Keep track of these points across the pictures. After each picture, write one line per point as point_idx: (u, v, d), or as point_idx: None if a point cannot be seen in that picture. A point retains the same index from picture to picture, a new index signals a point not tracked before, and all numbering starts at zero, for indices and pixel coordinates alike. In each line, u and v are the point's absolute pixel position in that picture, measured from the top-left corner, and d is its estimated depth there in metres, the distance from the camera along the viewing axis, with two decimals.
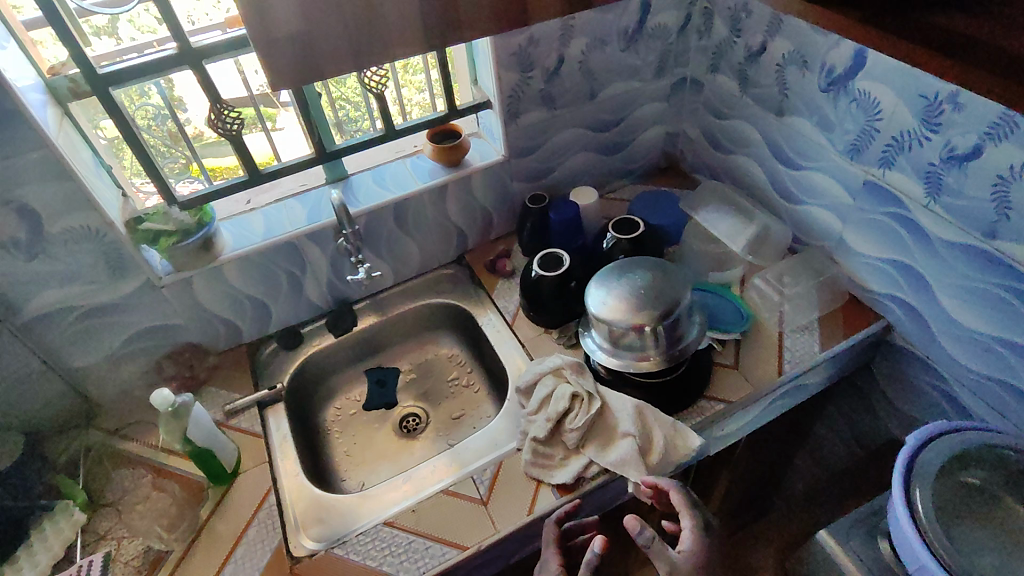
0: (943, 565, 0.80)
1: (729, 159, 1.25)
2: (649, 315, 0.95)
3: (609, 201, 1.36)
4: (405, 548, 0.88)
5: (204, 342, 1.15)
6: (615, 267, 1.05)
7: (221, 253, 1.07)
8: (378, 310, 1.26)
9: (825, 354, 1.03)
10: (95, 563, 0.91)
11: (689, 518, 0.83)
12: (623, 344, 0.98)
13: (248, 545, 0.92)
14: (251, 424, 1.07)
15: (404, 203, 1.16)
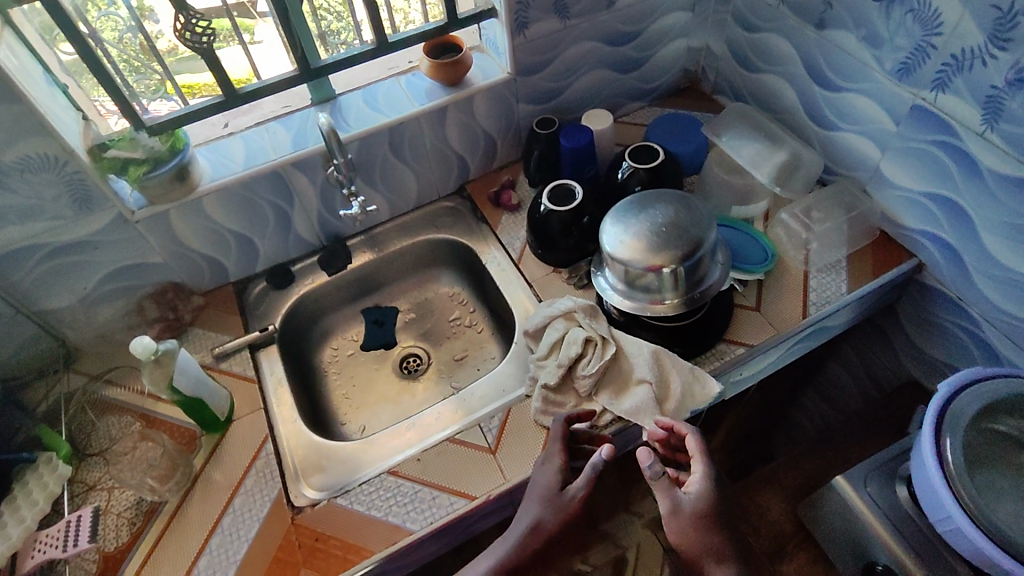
0: (967, 513, 0.78)
1: (757, 79, 1.14)
2: (668, 256, 0.88)
3: (622, 126, 1.25)
4: (411, 499, 0.85)
5: (188, 280, 1.07)
6: (635, 200, 0.96)
7: (198, 184, 0.97)
8: (371, 246, 1.18)
9: (851, 296, 0.97)
10: (84, 518, 0.83)
11: (701, 464, 0.80)
12: (639, 286, 0.92)
13: (246, 495, 0.88)
14: (244, 368, 1.01)
15: (399, 128, 1.05)
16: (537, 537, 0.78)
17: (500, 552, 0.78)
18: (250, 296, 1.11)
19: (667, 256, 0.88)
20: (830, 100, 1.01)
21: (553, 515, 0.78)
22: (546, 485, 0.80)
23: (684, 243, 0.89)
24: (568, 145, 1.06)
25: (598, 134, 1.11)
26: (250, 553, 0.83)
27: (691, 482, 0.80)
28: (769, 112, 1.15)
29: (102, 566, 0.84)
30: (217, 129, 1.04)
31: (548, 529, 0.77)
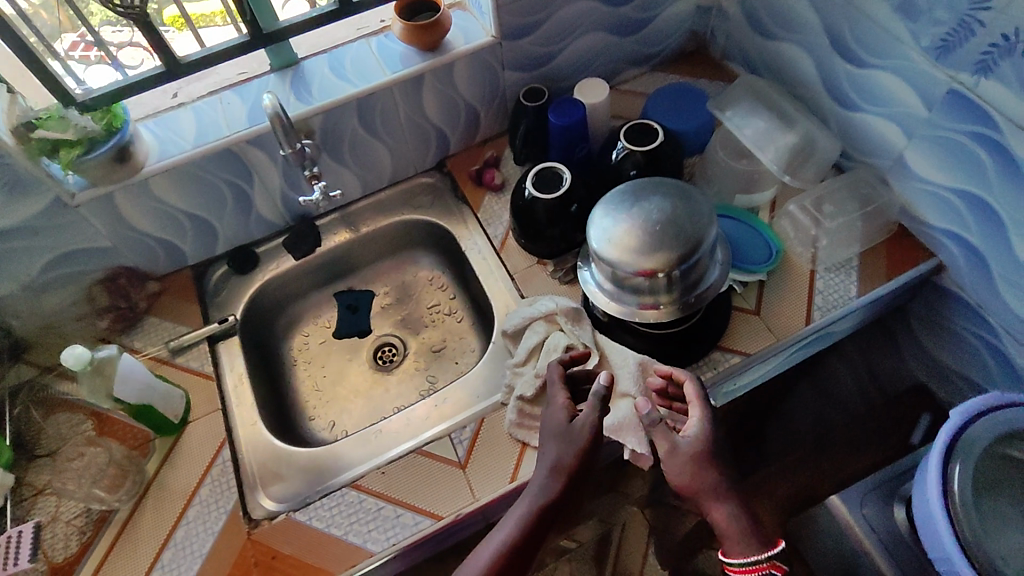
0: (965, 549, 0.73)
1: (773, 47, 1.01)
2: (662, 259, 0.79)
3: (620, 96, 1.13)
4: (374, 516, 0.80)
5: (141, 265, 0.99)
6: (630, 189, 0.86)
7: (143, 164, 0.87)
8: (345, 226, 1.09)
9: (861, 301, 0.88)
10: (26, 534, 0.81)
11: (702, 408, 0.72)
12: (628, 288, 0.83)
13: (201, 506, 0.83)
14: (201, 364, 0.94)
15: (369, 100, 0.93)
16: (563, 475, 0.70)
17: (527, 502, 0.69)
18: (210, 281, 1.03)
19: (660, 259, 0.79)
20: (854, 76, 0.89)
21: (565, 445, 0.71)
22: (554, 421, 0.74)
23: (680, 245, 0.80)
24: (557, 122, 0.95)
25: (590, 109, 0.99)
26: (205, 569, 0.79)
27: (690, 425, 0.72)
28: (784, 84, 1.02)
29: None
30: (164, 101, 0.92)
31: (573, 466, 0.70)
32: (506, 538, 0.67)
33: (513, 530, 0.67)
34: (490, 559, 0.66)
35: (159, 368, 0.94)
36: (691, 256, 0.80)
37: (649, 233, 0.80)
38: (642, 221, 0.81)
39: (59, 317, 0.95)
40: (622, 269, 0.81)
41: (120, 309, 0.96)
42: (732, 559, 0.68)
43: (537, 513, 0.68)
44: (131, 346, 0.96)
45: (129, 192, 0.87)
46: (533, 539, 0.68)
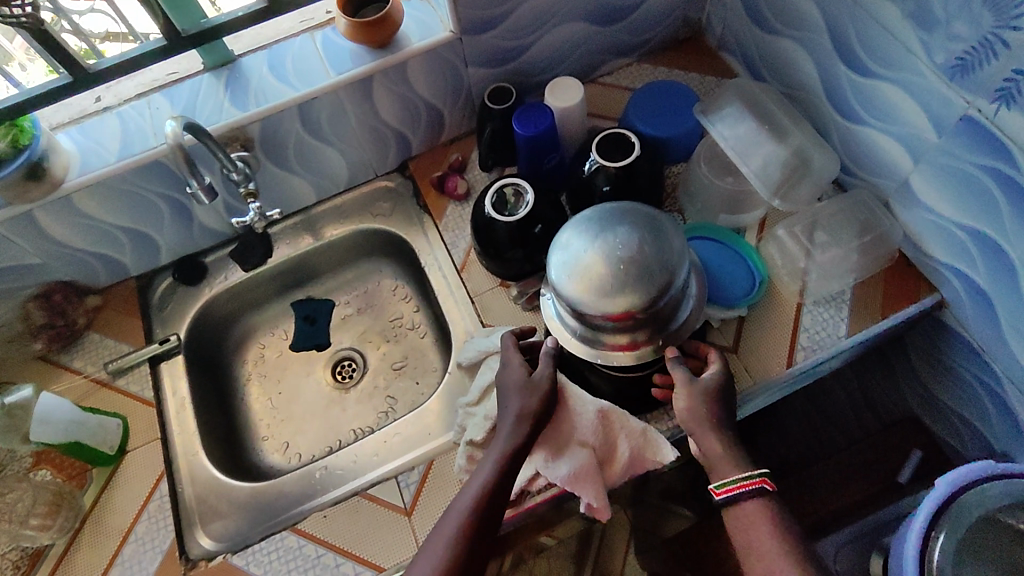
0: None
1: (773, 43, 0.89)
2: (632, 302, 0.70)
3: (602, 91, 1.02)
4: (313, 565, 0.76)
5: (79, 279, 0.93)
6: (595, 214, 0.74)
7: (63, 178, 0.79)
8: (305, 229, 1.02)
9: (851, 341, 0.79)
10: None
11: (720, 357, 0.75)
12: (592, 327, 0.74)
13: (136, 544, 0.79)
14: (141, 388, 0.89)
15: (311, 104, 0.84)
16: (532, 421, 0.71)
17: (498, 450, 0.70)
18: (155, 293, 0.97)
19: (629, 301, 0.69)
20: (857, 85, 0.78)
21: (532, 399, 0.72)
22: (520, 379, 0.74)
23: (652, 285, 0.70)
24: (521, 133, 0.85)
25: (563, 113, 0.89)
26: None
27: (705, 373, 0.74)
28: (783, 85, 0.91)
29: None
30: (87, 105, 0.85)
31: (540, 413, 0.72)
32: (482, 484, 0.67)
33: (489, 476, 0.68)
34: (470, 504, 0.66)
35: (98, 391, 0.89)
36: (665, 296, 0.71)
37: (619, 272, 0.69)
38: (611, 256, 0.70)
39: None
40: (586, 310, 0.71)
41: (57, 327, 0.91)
42: (722, 485, 0.67)
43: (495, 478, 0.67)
44: (71, 365, 0.91)
45: (49, 208, 0.80)
46: (510, 482, 0.68)
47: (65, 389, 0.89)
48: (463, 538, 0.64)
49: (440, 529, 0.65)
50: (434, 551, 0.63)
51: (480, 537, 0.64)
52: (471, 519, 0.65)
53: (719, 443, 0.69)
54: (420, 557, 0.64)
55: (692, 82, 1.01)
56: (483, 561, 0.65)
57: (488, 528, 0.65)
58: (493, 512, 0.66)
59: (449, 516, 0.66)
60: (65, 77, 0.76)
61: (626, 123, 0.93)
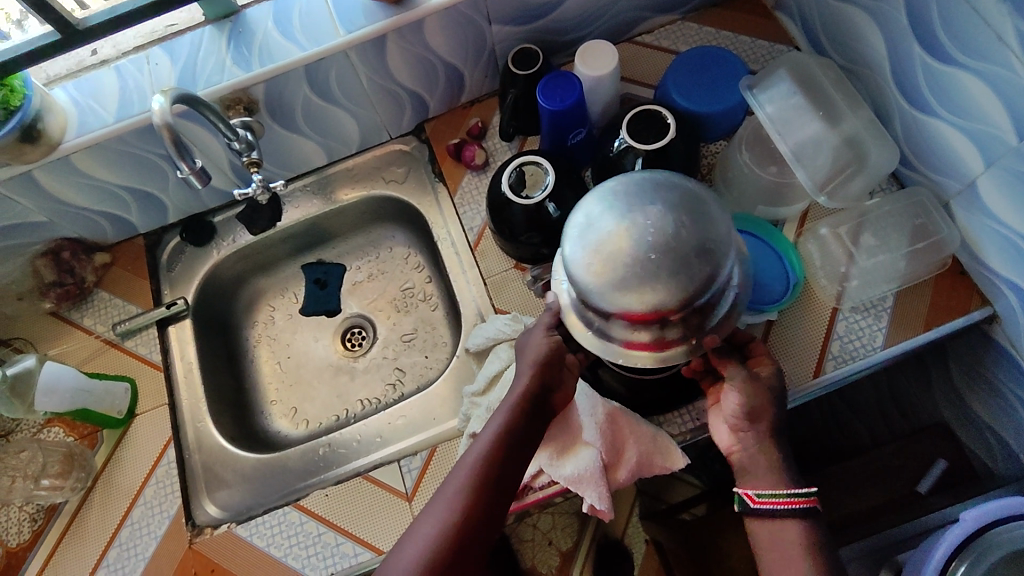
0: None
1: (841, 10, 0.79)
2: (659, 297, 0.59)
3: (641, 53, 0.92)
4: (314, 543, 0.76)
5: (87, 235, 0.92)
6: (622, 186, 0.63)
7: (59, 140, 0.75)
8: (317, 191, 0.98)
9: (885, 354, 0.74)
10: None
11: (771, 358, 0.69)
12: (605, 321, 0.63)
13: (145, 507, 0.80)
14: (149, 351, 0.89)
15: (320, 65, 0.78)
16: (544, 372, 0.67)
17: (512, 398, 0.66)
18: (164, 252, 0.95)
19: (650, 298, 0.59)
20: (931, 71, 0.69)
21: (536, 352, 0.69)
22: (535, 342, 0.70)
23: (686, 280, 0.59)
24: (546, 106, 0.78)
25: (594, 81, 0.81)
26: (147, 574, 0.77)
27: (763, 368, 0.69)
28: (845, 60, 0.82)
29: (6, 562, 0.80)
30: (84, 57, 0.81)
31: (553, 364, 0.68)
32: (495, 434, 0.64)
33: (502, 424, 0.64)
34: (483, 452, 0.63)
35: (107, 352, 0.89)
36: (698, 294, 0.60)
37: (650, 259, 0.58)
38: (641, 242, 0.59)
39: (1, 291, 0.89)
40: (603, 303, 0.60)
41: (66, 285, 0.90)
42: (763, 494, 0.63)
43: (508, 430, 0.64)
44: (81, 323, 0.90)
45: (49, 169, 0.77)
46: (527, 434, 0.65)
47: (75, 348, 0.89)
48: (480, 487, 0.61)
49: (454, 478, 0.62)
50: (448, 499, 0.61)
51: (496, 485, 0.61)
52: (486, 468, 0.62)
53: (774, 455, 0.64)
54: (434, 505, 0.62)
55: (741, 47, 0.91)
56: (504, 510, 0.62)
57: (505, 477, 0.62)
58: (502, 473, 0.62)
59: (462, 465, 0.63)
60: (51, 32, 0.71)
61: (663, 93, 0.84)
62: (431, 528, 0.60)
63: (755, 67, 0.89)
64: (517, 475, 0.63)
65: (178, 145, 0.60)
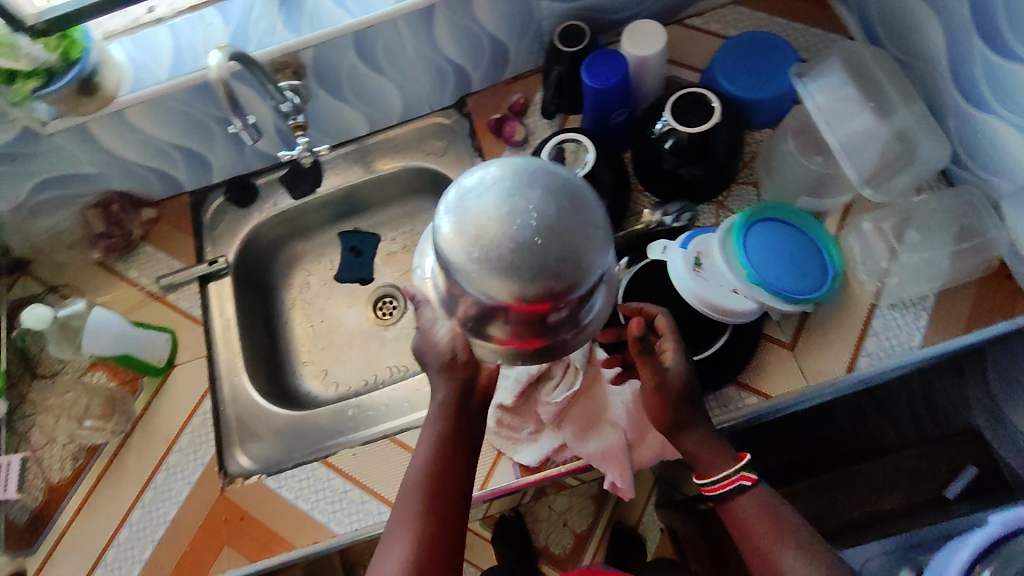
0: None
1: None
2: (522, 293, 0.46)
3: (689, 36, 0.91)
4: (340, 499, 0.78)
5: (135, 190, 0.95)
6: (502, 181, 0.47)
7: (115, 93, 0.78)
8: (356, 160, 0.99)
9: (923, 353, 0.73)
10: (13, 466, 0.83)
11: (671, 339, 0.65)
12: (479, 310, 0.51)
13: (180, 453, 0.84)
14: (191, 305, 0.92)
15: (368, 32, 0.79)
16: (454, 389, 0.61)
17: (432, 429, 0.61)
18: (208, 210, 0.98)
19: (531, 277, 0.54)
20: (992, 66, 0.67)
21: (442, 357, 0.61)
22: (436, 346, 0.61)
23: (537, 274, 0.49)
24: (590, 84, 0.77)
25: (640, 61, 0.81)
26: (179, 517, 0.81)
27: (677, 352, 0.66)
28: (900, 51, 0.80)
29: (47, 497, 0.84)
30: (140, 14, 0.81)
31: (459, 376, 0.61)
32: (423, 472, 0.60)
33: (430, 460, 0.60)
34: (415, 495, 0.59)
35: (150, 304, 0.92)
36: (577, 287, 0.47)
37: (520, 247, 0.45)
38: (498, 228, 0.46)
39: (52, 240, 0.93)
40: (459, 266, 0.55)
41: (114, 237, 0.93)
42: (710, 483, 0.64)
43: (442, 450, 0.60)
44: (127, 275, 0.93)
45: (104, 122, 0.80)
46: (463, 448, 0.62)
47: (120, 298, 0.92)
48: (428, 520, 0.59)
49: (394, 528, 0.59)
50: (392, 554, 0.58)
51: (439, 525, 0.59)
52: (429, 500, 0.59)
53: (695, 442, 0.65)
54: (381, 559, 0.58)
55: (793, 34, 0.88)
56: (453, 547, 0.59)
57: (446, 514, 0.59)
58: (450, 493, 0.60)
59: (397, 513, 0.59)
60: None
61: (710, 77, 0.83)
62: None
63: (806, 55, 0.87)
64: (458, 504, 0.60)
65: (233, 99, 0.63)
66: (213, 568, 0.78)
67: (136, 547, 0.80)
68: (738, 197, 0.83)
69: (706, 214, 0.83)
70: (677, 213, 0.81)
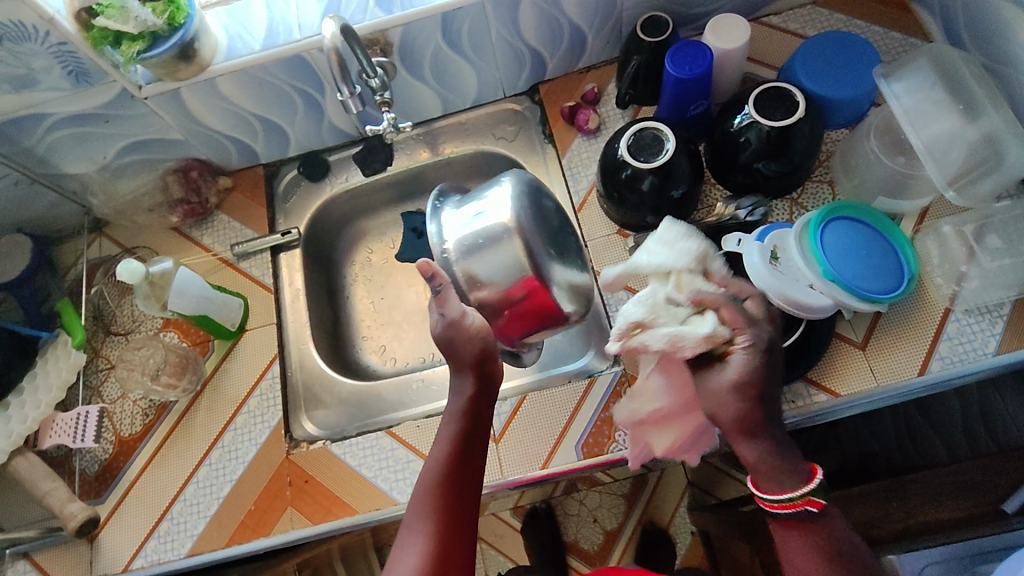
0: None
1: (994, 4, 0.76)
2: (533, 284, 0.71)
3: (767, 34, 0.91)
4: (402, 469, 0.80)
5: (213, 158, 0.97)
6: (540, 191, 0.75)
7: (208, 61, 0.81)
8: (425, 142, 1.01)
9: (998, 359, 0.72)
10: (90, 416, 0.85)
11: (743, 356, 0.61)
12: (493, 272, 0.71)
13: (248, 416, 0.86)
14: (262, 273, 0.94)
15: (455, 14, 0.81)
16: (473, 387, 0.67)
17: (447, 430, 0.65)
18: (281, 183, 1.01)
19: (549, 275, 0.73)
20: None
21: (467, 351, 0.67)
22: (463, 340, 0.67)
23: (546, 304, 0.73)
24: (673, 74, 0.78)
25: (722, 55, 0.81)
26: (244, 476, 0.83)
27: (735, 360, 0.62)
28: (987, 57, 0.80)
29: (117, 450, 0.86)
30: None
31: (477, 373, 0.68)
32: (443, 460, 0.62)
33: (448, 451, 0.63)
34: (435, 481, 0.60)
35: (223, 270, 0.94)
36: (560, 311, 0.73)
37: (538, 241, 0.72)
38: (541, 220, 0.74)
39: (133, 202, 0.96)
40: (498, 244, 0.71)
41: (192, 203, 0.96)
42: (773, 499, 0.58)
43: (451, 455, 0.63)
44: (201, 241, 0.96)
45: (196, 89, 0.82)
46: (470, 457, 0.64)
47: (193, 262, 0.95)
48: (440, 515, 0.58)
49: (412, 514, 0.59)
50: (413, 536, 0.57)
51: (459, 509, 0.59)
52: (441, 496, 0.59)
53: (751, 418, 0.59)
54: (401, 545, 0.57)
55: (874, 36, 0.88)
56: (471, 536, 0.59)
57: (464, 500, 0.60)
58: (461, 495, 0.60)
59: (414, 503, 0.60)
60: None
61: (790, 74, 0.83)
62: (405, 568, 0.55)
63: (886, 58, 0.87)
64: (474, 494, 0.61)
65: (342, 70, 0.71)
66: (277, 527, 0.80)
67: (201, 504, 0.82)
68: (812, 196, 0.84)
69: (778, 210, 0.84)
70: (752, 207, 0.82)
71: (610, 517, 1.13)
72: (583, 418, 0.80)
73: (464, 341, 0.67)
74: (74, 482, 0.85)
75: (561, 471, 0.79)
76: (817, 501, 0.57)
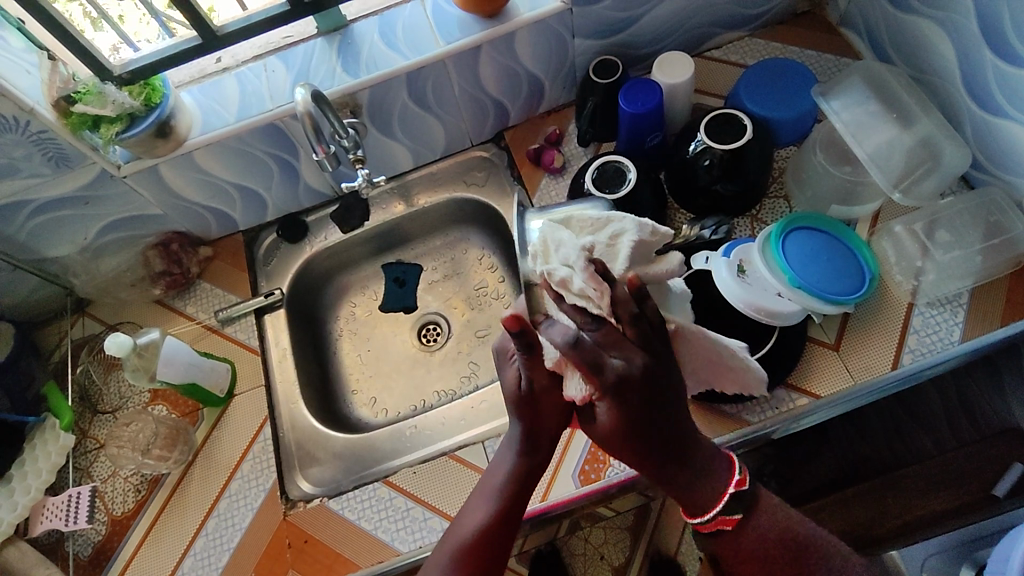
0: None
1: (910, 23, 0.84)
2: None
3: (710, 66, 0.98)
4: (402, 517, 0.80)
5: (192, 229, 1.00)
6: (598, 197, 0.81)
7: (186, 136, 0.84)
8: (398, 195, 1.04)
9: (964, 347, 0.76)
10: (82, 496, 0.85)
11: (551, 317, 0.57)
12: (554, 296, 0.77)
13: (243, 480, 0.85)
14: (248, 336, 0.95)
15: (419, 73, 0.85)
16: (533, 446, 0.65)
17: (502, 477, 0.65)
18: (260, 247, 1.03)
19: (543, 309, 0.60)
20: (1002, 74, 0.74)
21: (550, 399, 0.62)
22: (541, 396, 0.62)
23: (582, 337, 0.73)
24: (628, 110, 0.83)
25: (672, 87, 0.87)
26: (243, 543, 0.81)
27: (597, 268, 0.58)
28: (912, 68, 0.87)
29: (111, 530, 0.84)
30: (208, 65, 0.90)
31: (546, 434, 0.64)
32: (482, 520, 0.63)
33: (493, 505, 0.63)
34: (473, 531, 0.62)
35: (209, 337, 0.95)
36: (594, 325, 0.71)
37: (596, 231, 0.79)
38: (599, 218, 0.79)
39: (115, 280, 0.98)
40: None
41: (173, 275, 0.97)
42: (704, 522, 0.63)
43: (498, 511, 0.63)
44: (184, 310, 0.97)
45: (174, 164, 0.86)
46: (514, 512, 0.64)
47: (179, 332, 0.96)
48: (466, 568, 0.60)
49: (442, 553, 0.62)
50: None
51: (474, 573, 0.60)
52: (471, 547, 0.61)
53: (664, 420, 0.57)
54: None
55: (809, 60, 0.95)
56: None
57: (493, 556, 0.61)
58: (492, 553, 0.61)
59: (444, 546, 0.63)
60: (194, 38, 0.81)
61: (736, 101, 0.89)
62: None
63: (822, 78, 0.94)
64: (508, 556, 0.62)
65: (314, 130, 0.75)
66: None
67: None
68: (771, 210, 0.88)
69: (741, 226, 0.88)
70: (714, 227, 0.85)
71: (618, 553, 0.97)
72: (576, 446, 0.82)
73: (547, 399, 0.62)
74: (67, 567, 0.83)
75: (560, 502, 0.79)
76: (736, 518, 0.61)
